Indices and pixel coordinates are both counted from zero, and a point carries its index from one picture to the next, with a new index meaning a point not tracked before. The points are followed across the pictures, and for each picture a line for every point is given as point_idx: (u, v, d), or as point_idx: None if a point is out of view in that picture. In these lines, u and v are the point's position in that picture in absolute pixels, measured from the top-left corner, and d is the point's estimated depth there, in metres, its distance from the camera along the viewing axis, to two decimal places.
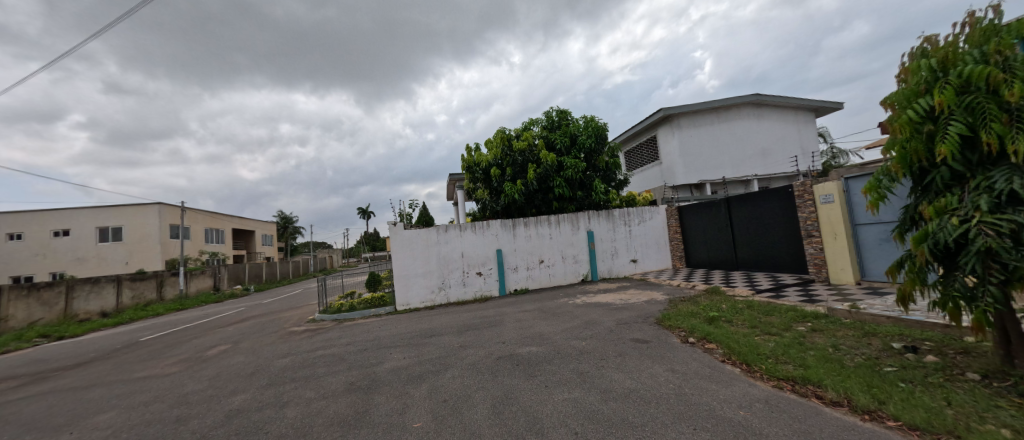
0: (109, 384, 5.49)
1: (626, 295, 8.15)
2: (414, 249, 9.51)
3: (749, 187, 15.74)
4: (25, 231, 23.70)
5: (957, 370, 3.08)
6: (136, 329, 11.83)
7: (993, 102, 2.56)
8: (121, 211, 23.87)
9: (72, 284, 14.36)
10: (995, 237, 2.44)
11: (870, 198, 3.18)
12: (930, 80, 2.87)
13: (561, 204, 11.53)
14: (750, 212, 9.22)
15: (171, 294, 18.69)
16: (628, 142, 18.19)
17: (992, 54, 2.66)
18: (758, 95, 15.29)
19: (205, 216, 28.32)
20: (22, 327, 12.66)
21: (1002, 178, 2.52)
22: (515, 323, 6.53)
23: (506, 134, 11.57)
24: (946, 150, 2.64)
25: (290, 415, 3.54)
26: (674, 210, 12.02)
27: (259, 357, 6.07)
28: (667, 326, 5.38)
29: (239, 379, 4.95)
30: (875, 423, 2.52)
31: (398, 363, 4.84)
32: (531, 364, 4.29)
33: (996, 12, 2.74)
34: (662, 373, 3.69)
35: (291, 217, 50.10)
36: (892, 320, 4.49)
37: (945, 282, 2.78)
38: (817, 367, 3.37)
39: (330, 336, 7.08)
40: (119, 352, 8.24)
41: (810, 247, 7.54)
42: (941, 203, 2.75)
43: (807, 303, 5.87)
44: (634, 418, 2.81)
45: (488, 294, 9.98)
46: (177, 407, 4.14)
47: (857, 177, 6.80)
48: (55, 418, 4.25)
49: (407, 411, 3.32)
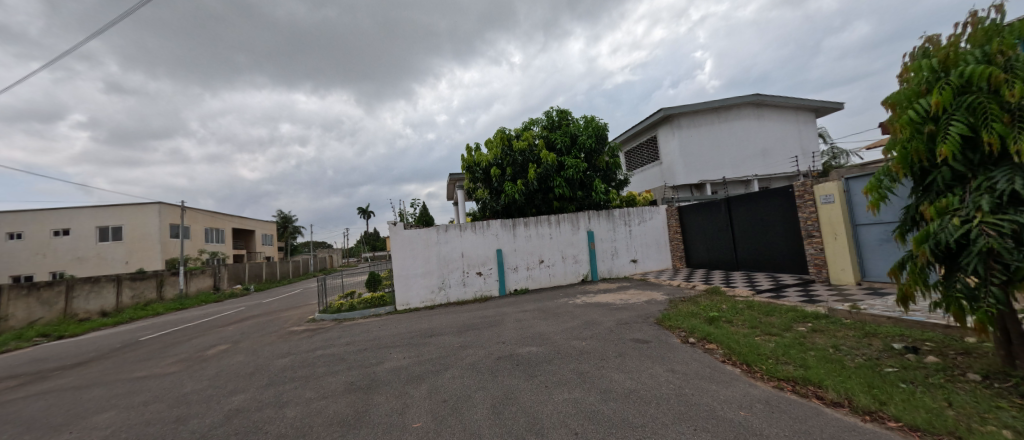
0: (108, 384, 5.48)
1: (626, 295, 8.15)
2: (414, 249, 9.50)
3: (749, 187, 15.75)
4: (25, 230, 23.70)
5: (958, 370, 3.07)
6: (136, 329, 11.81)
7: (994, 101, 2.55)
8: (121, 211, 23.84)
9: (72, 284, 14.36)
10: (996, 238, 2.43)
11: (871, 199, 3.18)
12: (931, 80, 2.86)
13: (561, 204, 11.53)
14: (750, 212, 9.21)
15: (171, 294, 18.66)
16: (629, 142, 18.19)
17: (993, 54, 2.66)
18: (758, 95, 15.29)
19: (205, 216, 28.32)
20: (22, 327, 12.64)
21: (1004, 178, 2.51)
22: (515, 322, 6.53)
23: (506, 134, 11.55)
24: (946, 150, 2.64)
25: (290, 415, 3.53)
26: (674, 210, 12.01)
27: (259, 356, 6.05)
28: (667, 326, 5.37)
29: (238, 378, 4.94)
30: (875, 424, 2.51)
31: (399, 363, 4.84)
32: (531, 364, 4.28)
33: (998, 13, 2.73)
34: (662, 373, 3.69)
35: (291, 217, 50.13)
36: (892, 320, 4.48)
37: (946, 283, 2.78)
38: (817, 367, 3.37)
39: (330, 336, 7.09)
40: (119, 351, 8.23)
41: (810, 248, 7.54)
42: (942, 203, 2.74)
43: (807, 303, 5.87)
44: (634, 418, 2.80)
45: (488, 294, 9.97)
46: (177, 407, 4.13)
47: (857, 177, 6.79)
48: (54, 418, 4.24)
49: (407, 411, 3.31)
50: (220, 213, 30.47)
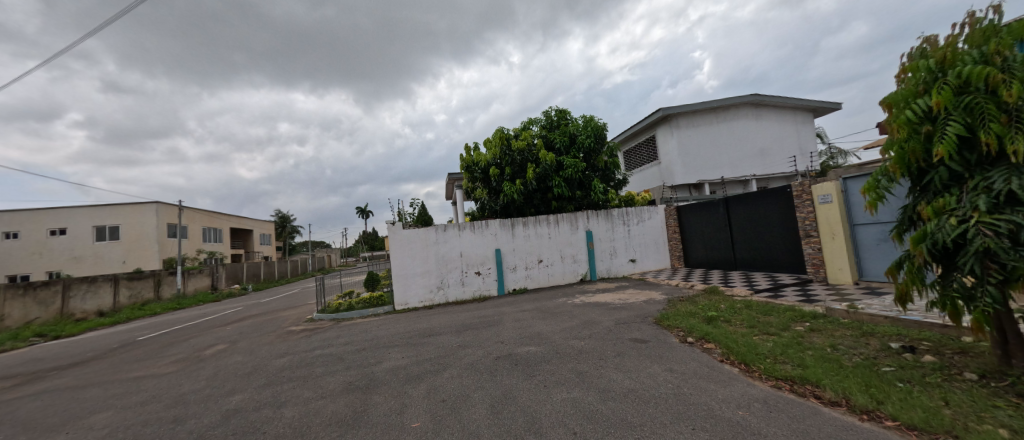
0: (106, 384, 5.46)
1: (625, 294, 8.16)
2: (413, 249, 9.48)
3: (748, 187, 15.78)
4: (22, 229, 23.58)
5: (955, 369, 3.09)
6: (134, 329, 11.79)
7: (992, 102, 2.56)
8: (118, 210, 23.75)
9: (69, 283, 14.29)
10: (993, 237, 2.44)
11: (869, 199, 3.19)
12: (929, 80, 2.87)
13: (560, 204, 11.54)
14: (748, 212, 9.24)
15: (169, 294, 18.59)
16: (627, 142, 18.21)
17: (991, 54, 2.66)
18: (756, 95, 15.32)
19: (203, 215, 28.25)
20: (18, 326, 12.60)
21: (1001, 178, 2.52)
22: (515, 322, 6.53)
23: (506, 134, 11.55)
24: (943, 150, 2.65)
25: (288, 415, 3.52)
26: (673, 210, 12.03)
27: (257, 356, 6.04)
28: (666, 326, 5.38)
29: (236, 378, 4.93)
30: (873, 423, 2.52)
31: (397, 362, 4.83)
32: (530, 364, 4.28)
33: (996, 13, 2.74)
34: (661, 373, 3.69)
35: (290, 216, 50.09)
36: (890, 320, 4.50)
37: (944, 283, 2.79)
38: (815, 367, 3.38)
39: (329, 336, 7.08)
40: (116, 351, 8.21)
41: (808, 247, 7.55)
42: (939, 203, 2.75)
43: (805, 303, 5.89)
44: (633, 418, 2.81)
45: (487, 293, 9.97)
46: (174, 407, 4.12)
47: (855, 177, 6.81)
48: (51, 418, 4.22)
49: (406, 411, 3.31)
50: (218, 212, 30.39)
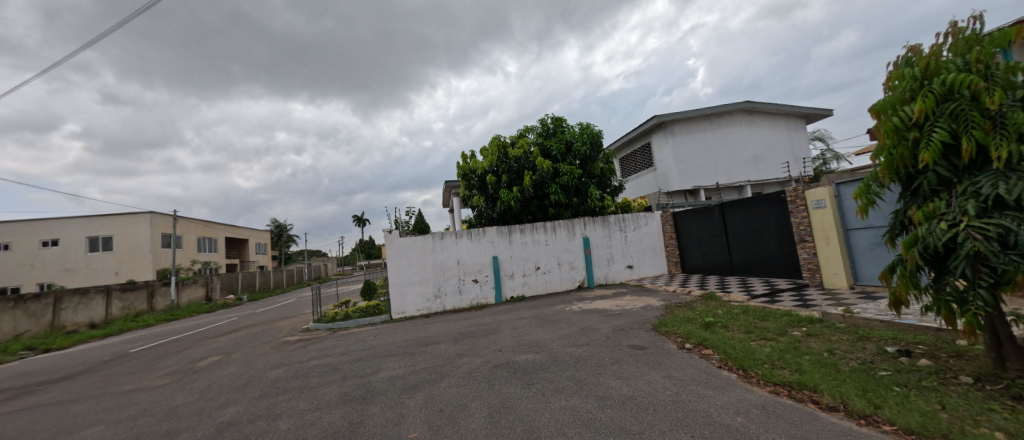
0: (97, 397, 5.36)
1: (623, 301, 8.15)
2: (410, 257, 9.43)
3: (743, 192, 16.08)
4: (13, 241, 23.37)
5: (950, 373, 3.10)
6: (129, 340, 11.70)
7: (975, 109, 2.62)
8: (112, 221, 23.59)
9: (61, 296, 14.07)
10: (983, 241, 2.47)
11: (860, 204, 3.23)
12: (915, 87, 2.93)
13: (557, 210, 11.58)
14: (743, 217, 9.32)
15: (162, 305, 18.39)
16: (623, 149, 18.37)
17: (974, 62, 2.72)
18: (750, 102, 15.49)
19: (197, 225, 28.09)
20: (7, 340, 12.36)
21: (987, 183, 2.57)
22: (512, 330, 6.49)
23: (502, 141, 11.60)
24: (929, 157, 2.70)
25: (283, 426, 3.49)
26: (669, 217, 12.11)
27: (252, 367, 5.98)
28: (664, 332, 5.36)
29: (231, 390, 4.88)
30: (870, 428, 2.53)
31: (394, 372, 4.78)
32: (528, 372, 4.25)
33: (978, 23, 2.82)
34: (659, 380, 3.68)
35: (285, 225, 50.49)
36: (886, 323, 4.51)
37: (937, 286, 2.81)
38: (812, 372, 3.38)
39: (324, 345, 7.03)
40: (109, 363, 8.10)
41: (804, 252, 7.59)
42: (929, 207, 2.79)
43: (801, 308, 5.91)
44: (631, 425, 2.79)
45: (484, 301, 9.94)
46: (166, 420, 4.06)
47: (847, 182, 6.89)
48: (39, 434, 4.14)
49: (403, 421, 3.28)
50: (213, 222, 30.26)
